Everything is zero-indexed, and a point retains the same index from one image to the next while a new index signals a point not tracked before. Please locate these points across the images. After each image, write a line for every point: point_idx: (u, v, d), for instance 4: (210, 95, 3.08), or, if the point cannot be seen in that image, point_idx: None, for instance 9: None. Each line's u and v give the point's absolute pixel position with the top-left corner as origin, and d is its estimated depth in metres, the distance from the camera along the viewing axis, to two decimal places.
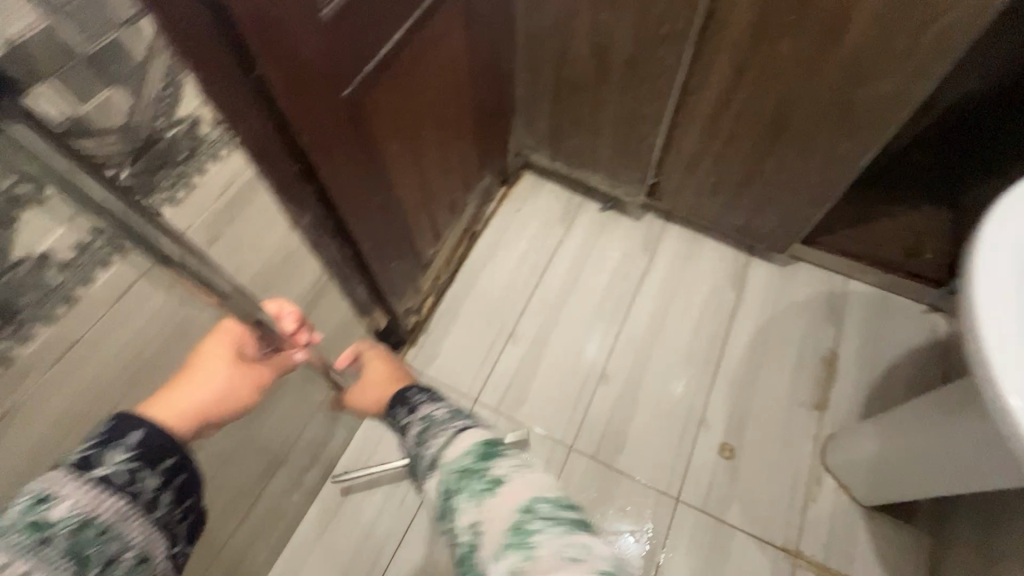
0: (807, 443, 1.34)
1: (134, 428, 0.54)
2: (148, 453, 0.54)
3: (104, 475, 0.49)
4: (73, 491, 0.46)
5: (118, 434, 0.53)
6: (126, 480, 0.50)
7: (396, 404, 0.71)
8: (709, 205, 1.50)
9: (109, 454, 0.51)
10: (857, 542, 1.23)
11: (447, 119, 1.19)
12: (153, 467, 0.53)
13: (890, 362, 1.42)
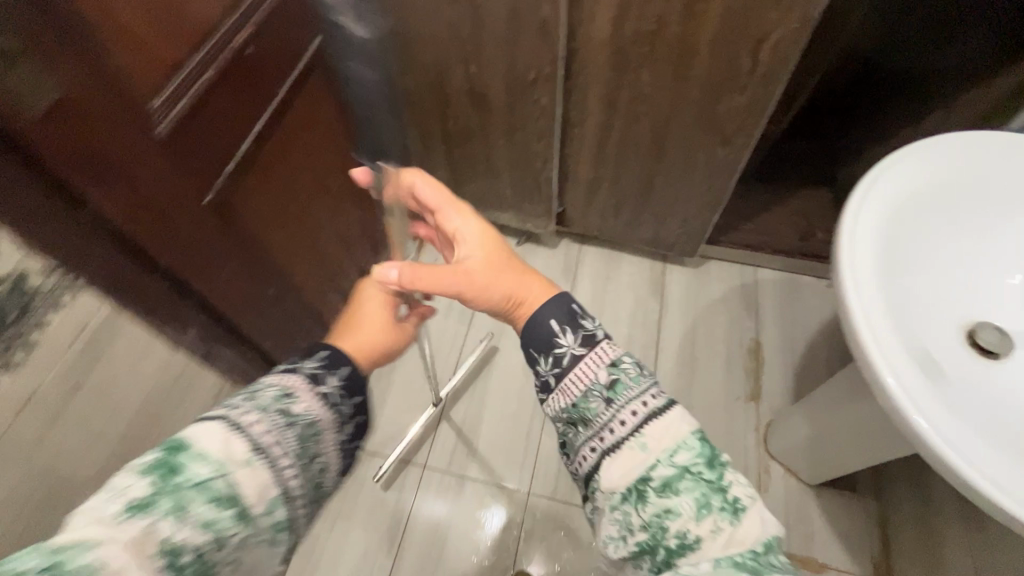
0: (750, 435, 1.38)
1: (342, 364, 0.64)
2: (349, 387, 0.63)
3: (317, 389, 0.59)
4: (296, 395, 0.57)
5: (332, 365, 0.63)
6: (334, 400, 0.60)
7: (553, 331, 0.61)
8: (616, 224, 1.54)
9: (326, 373, 0.61)
10: (813, 523, 1.26)
11: (335, 192, 1.16)
12: (348, 397, 0.62)
13: (808, 341, 1.50)
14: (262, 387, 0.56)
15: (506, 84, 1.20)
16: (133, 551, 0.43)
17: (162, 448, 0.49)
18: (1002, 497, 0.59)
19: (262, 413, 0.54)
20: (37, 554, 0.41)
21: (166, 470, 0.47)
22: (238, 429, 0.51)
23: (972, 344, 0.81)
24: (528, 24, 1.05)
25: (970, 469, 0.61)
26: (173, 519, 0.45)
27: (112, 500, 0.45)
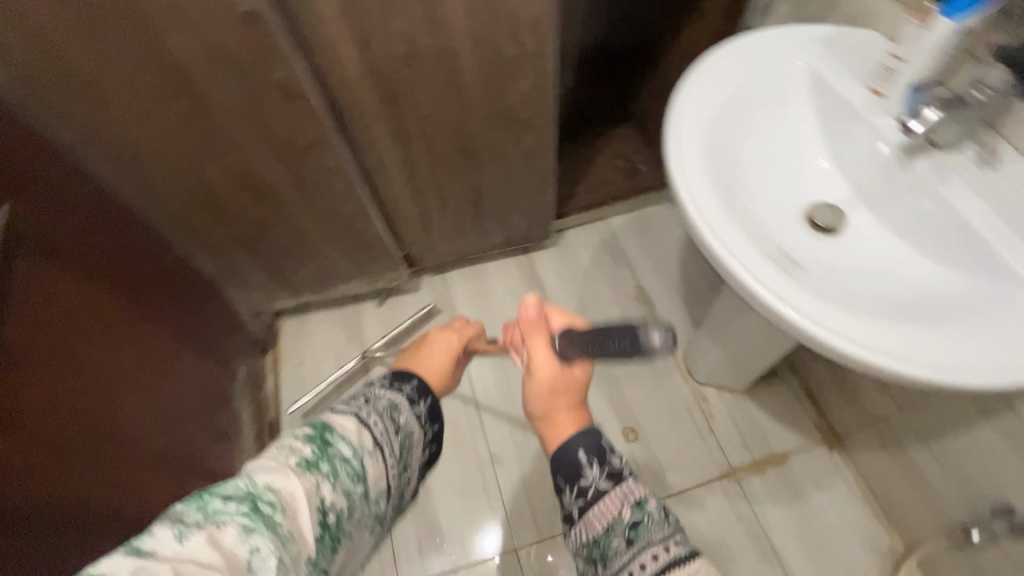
0: (675, 373, 1.40)
1: (426, 387, 0.75)
2: (431, 408, 0.74)
3: (410, 409, 0.70)
4: (399, 407, 0.69)
5: (418, 394, 0.73)
6: (420, 421, 0.71)
7: (581, 461, 0.61)
8: (466, 242, 1.46)
9: (418, 398, 0.73)
10: (761, 422, 1.31)
11: (135, 373, 0.92)
12: (432, 419, 0.74)
13: (680, 263, 1.55)
14: (374, 396, 0.69)
15: (278, 162, 1.03)
16: (306, 496, 0.53)
17: (316, 426, 0.61)
18: (912, 367, 0.60)
19: (379, 416, 0.66)
20: (242, 487, 0.51)
21: (325, 442, 0.59)
22: (365, 425, 0.64)
23: (806, 222, 0.85)
24: (266, 91, 0.89)
25: (880, 354, 0.61)
26: (332, 479, 0.57)
27: (289, 455, 0.56)
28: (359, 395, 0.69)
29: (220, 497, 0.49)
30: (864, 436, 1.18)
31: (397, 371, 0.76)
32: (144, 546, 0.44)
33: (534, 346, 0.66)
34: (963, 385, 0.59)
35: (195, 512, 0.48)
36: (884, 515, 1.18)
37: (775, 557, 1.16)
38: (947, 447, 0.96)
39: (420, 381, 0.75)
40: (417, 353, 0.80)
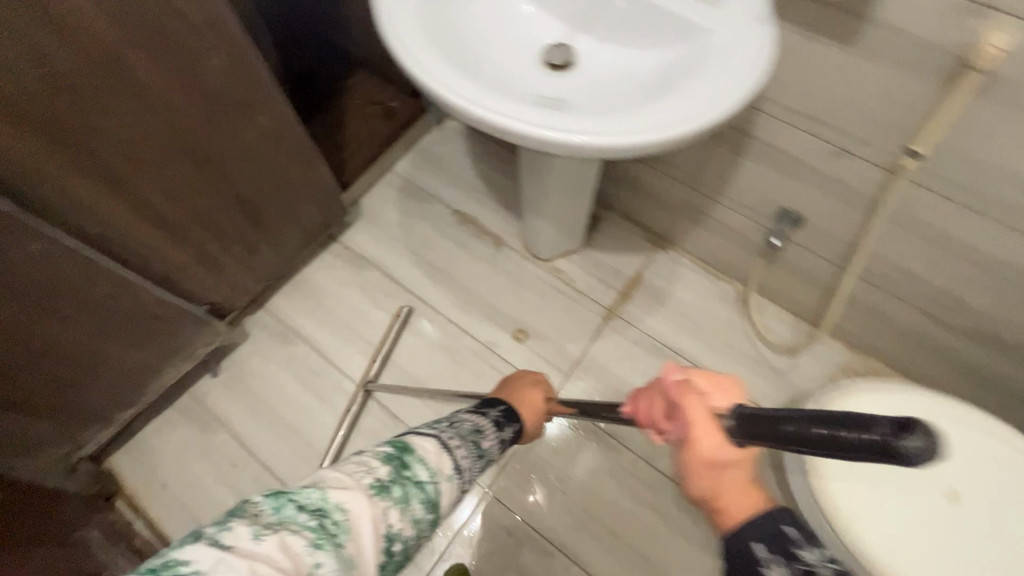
0: (526, 262, 1.48)
1: (503, 405, 0.90)
2: (511, 422, 0.88)
3: (492, 433, 0.81)
4: (481, 432, 0.79)
5: (501, 416, 0.87)
6: (495, 440, 0.81)
7: (761, 558, 0.51)
8: (268, 259, 1.32)
9: (502, 424, 0.85)
10: (608, 260, 1.47)
11: None
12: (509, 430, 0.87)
13: (477, 170, 1.59)
14: (461, 421, 0.79)
15: None
16: (374, 520, 0.55)
17: (400, 446, 0.66)
18: (677, 129, 0.69)
19: (460, 441, 0.73)
20: (317, 498, 0.53)
21: (402, 465, 0.63)
22: (447, 449, 0.70)
23: (545, 69, 0.91)
24: None
25: (651, 132, 0.69)
26: (403, 503, 0.60)
27: (366, 474, 0.59)
28: (445, 422, 0.78)
29: (296, 501, 0.52)
30: (679, 225, 1.39)
31: (483, 403, 0.89)
32: (223, 540, 0.47)
33: (690, 423, 0.49)
34: (715, 120, 0.70)
35: (271, 512, 0.51)
36: (719, 274, 1.42)
37: (670, 353, 1.35)
38: (728, 192, 1.18)
39: (507, 408, 0.90)
40: (512, 387, 1.00)
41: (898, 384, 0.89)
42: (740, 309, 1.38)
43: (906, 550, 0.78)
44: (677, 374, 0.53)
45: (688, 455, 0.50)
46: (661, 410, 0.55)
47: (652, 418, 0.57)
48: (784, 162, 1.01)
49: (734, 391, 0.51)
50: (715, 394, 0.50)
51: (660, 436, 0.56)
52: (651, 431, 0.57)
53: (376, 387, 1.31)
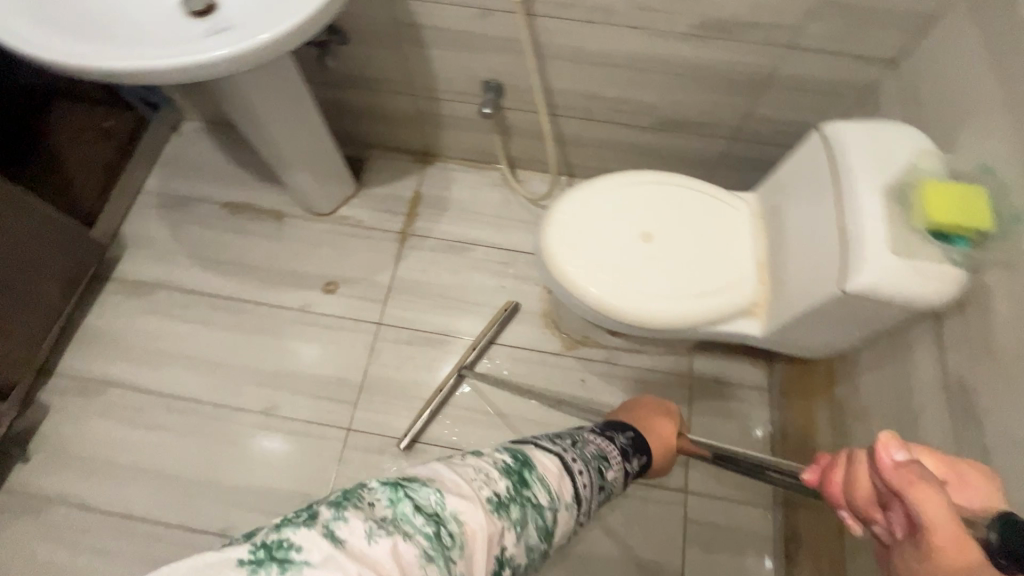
0: (311, 222, 1.51)
1: (629, 429, 0.87)
2: (639, 446, 0.85)
3: (616, 462, 0.78)
4: (605, 461, 0.77)
5: (626, 439, 0.84)
6: (620, 468, 0.79)
7: None
8: (29, 320, 1.22)
9: (628, 453, 0.82)
10: (386, 189, 1.55)
11: None
12: (639, 453, 0.85)
13: (230, 158, 1.58)
14: (581, 441, 0.77)
15: None
16: (490, 538, 0.54)
17: (520, 459, 0.65)
18: (291, 23, 0.82)
19: (584, 465, 0.72)
20: (434, 502, 0.52)
21: (522, 482, 0.62)
22: (568, 472, 0.68)
23: (190, 15, 0.93)
24: None
25: (271, 32, 0.81)
26: (520, 526, 0.59)
27: (484, 485, 0.58)
28: (570, 439, 0.76)
29: (414, 499, 0.51)
30: (427, 136, 1.51)
31: (608, 426, 0.87)
32: (337, 533, 0.45)
33: (925, 527, 0.38)
34: (320, 9, 0.84)
35: (392, 505, 0.50)
36: (482, 165, 1.58)
37: (466, 246, 1.49)
38: (438, 85, 1.31)
39: (636, 437, 0.86)
40: (638, 409, 0.96)
41: (583, 181, 1.06)
42: (509, 187, 1.55)
43: (649, 289, 0.96)
44: (899, 453, 0.43)
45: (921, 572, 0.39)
46: (866, 492, 0.46)
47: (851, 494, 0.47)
48: (453, 38, 1.16)
49: (987, 494, 0.44)
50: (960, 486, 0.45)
51: (873, 528, 0.45)
52: (851, 516, 0.49)
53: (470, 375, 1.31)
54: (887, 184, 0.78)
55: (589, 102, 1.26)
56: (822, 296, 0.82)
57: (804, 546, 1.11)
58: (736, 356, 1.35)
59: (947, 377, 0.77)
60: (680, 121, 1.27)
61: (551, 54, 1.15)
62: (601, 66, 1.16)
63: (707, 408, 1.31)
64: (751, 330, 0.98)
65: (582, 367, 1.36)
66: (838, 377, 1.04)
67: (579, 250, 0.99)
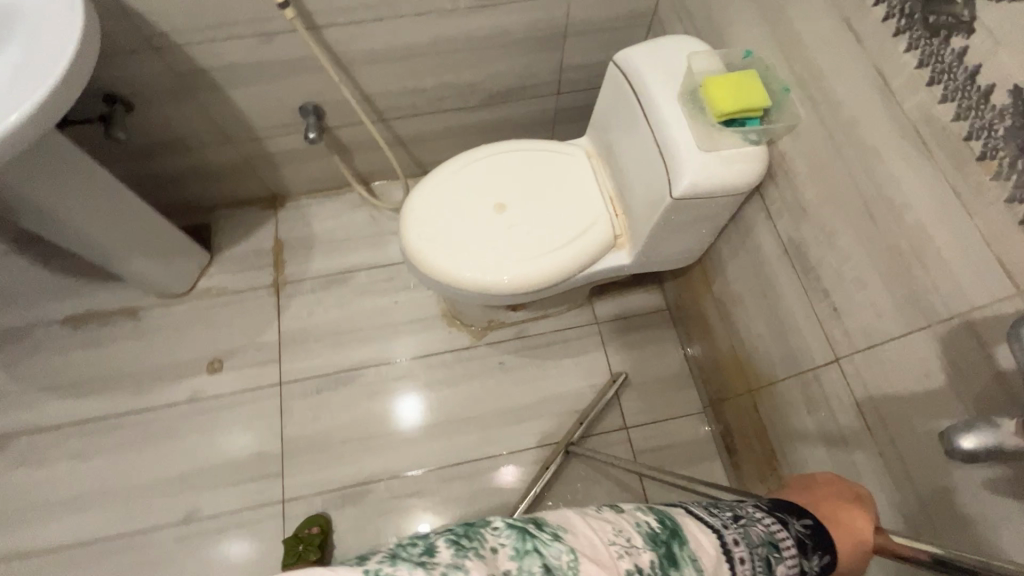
0: (170, 307, 1.38)
1: (806, 513, 0.61)
2: (825, 540, 0.59)
3: (795, 553, 0.56)
4: (777, 551, 0.55)
5: (797, 514, 0.60)
6: (799, 547, 0.57)
7: None
8: None
9: (810, 547, 0.57)
10: (241, 246, 1.45)
11: None
12: (828, 549, 0.58)
13: (50, 271, 1.40)
14: (746, 520, 0.56)
15: None
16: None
17: (666, 525, 0.53)
18: (35, 98, 0.73)
19: (750, 555, 0.53)
20: (565, 562, 0.46)
21: (670, 561, 0.50)
22: (729, 558, 0.52)
23: None
24: None
25: (15, 114, 0.72)
26: None
27: (623, 557, 0.48)
28: (730, 511, 0.57)
29: (544, 558, 0.46)
30: (266, 179, 1.43)
31: (777, 502, 0.62)
32: None
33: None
34: (67, 74, 0.75)
35: (519, 559, 0.46)
36: (334, 190, 1.52)
37: (345, 274, 1.44)
38: (253, 125, 1.24)
39: (816, 526, 0.60)
40: (811, 487, 0.68)
41: (427, 174, 1.06)
42: (370, 203, 1.51)
43: (526, 255, 0.98)
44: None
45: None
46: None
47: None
48: (246, 72, 1.10)
49: None
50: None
51: None
52: None
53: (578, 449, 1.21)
54: (681, 90, 0.84)
55: (411, 97, 1.25)
56: (660, 207, 0.87)
57: (735, 434, 1.16)
58: (630, 289, 1.41)
59: (782, 241, 0.85)
60: (504, 90, 1.30)
61: (353, 61, 1.12)
62: (406, 59, 1.15)
63: (621, 345, 1.36)
64: (621, 260, 1.02)
65: (498, 350, 1.36)
66: (711, 274, 1.12)
67: (439, 241, 0.99)
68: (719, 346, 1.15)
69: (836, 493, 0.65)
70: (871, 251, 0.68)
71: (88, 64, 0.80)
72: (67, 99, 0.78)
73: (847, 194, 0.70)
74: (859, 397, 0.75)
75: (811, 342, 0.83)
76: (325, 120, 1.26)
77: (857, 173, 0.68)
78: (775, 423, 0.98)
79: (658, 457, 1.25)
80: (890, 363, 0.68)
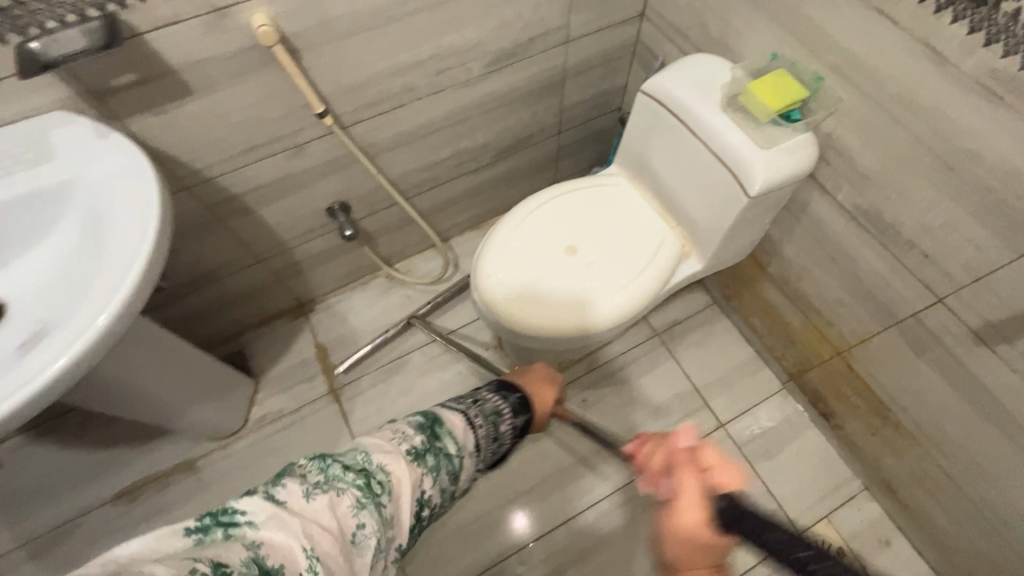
0: (230, 448, 1.29)
1: (517, 389, 0.95)
2: (527, 402, 0.94)
3: (512, 414, 0.90)
4: (500, 416, 0.87)
5: (509, 389, 0.94)
6: (509, 425, 0.88)
7: None
8: None
9: (517, 406, 0.92)
10: (285, 365, 1.39)
11: None
12: (524, 397, 0.94)
13: (88, 450, 1.28)
14: (482, 405, 0.87)
15: None
16: (411, 482, 0.66)
17: (428, 419, 0.76)
18: (119, 293, 0.65)
19: (484, 420, 0.84)
20: (358, 463, 0.63)
21: (433, 434, 0.74)
22: (471, 425, 0.81)
23: None
24: None
25: (102, 315, 0.64)
26: (435, 472, 0.71)
27: (404, 441, 0.70)
28: (471, 399, 0.88)
29: (340, 462, 0.62)
30: (294, 288, 1.39)
31: (504, 384, 0.95)
32: (281, 496, 0.55)
33: (675, 493, 0.54)
34: (147, 259, 0.67)
35: (323, 470, 0.60)
36: (361, 282, 1.50)
37: (400, 359, 1.40)
38: (282, 238, 1.21)
39: (523, 399, 0.94)
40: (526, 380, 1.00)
41: (486, 236, 1.07)
42: (399, 283, 1.50)
43: (606, 287, 1.00)
44: (687, 439, 0.58)
45: (675, 516, 0.53)
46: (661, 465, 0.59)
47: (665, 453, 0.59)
48: (276, 188, 1.08)
49: None
50: (716, 468, 0.53)
51: None
52: None
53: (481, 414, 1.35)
54: (723, 100, 0.91)
55: (430, 171, 1.27)
56: (734, 208, 0.92)
57: (831, 399, 1.20)
58: (674, 296, 1.46)
59: (848, 209, 0.92)
60: (513, 143, 1.35)
61: (377, 151, 1.13)
62: (426, 137, 1.17)
63: (686, 349, 1.40)
64: (695, 267, 1.06)
65: (575, 389, 1.36)
66: (765, 259, 1.18)
67: (526, 295, 0.99)
68: (790, 322, 1.21)
69: (547, 374, 1.02)
70: (958, 196, 0.75)
71: (166, 242, 0.71)
72: (150, 284, 0.69)
73: (916, 154, 0.77)
74: (977, 328, 0.81)
75: (905, 292, 0.90)
76: (352, 215, 1.26)
77: (923, 134, 0.75)
78: (880, 376, 1.04)
79: (762, 444, 1.27)
80: (1007, 289, 0.75)
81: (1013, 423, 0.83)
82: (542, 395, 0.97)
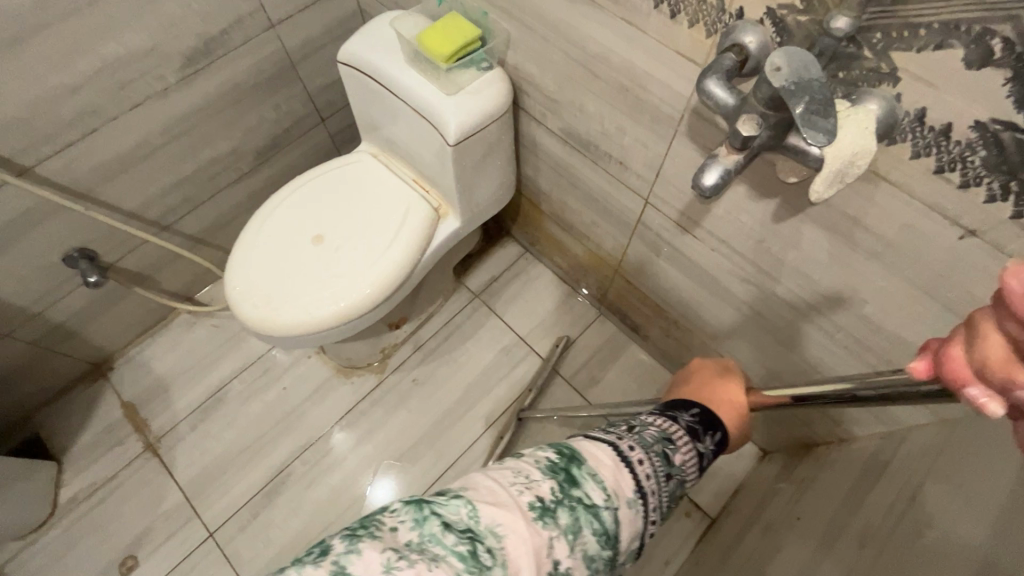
0: (41, 541, 1.17)
1: (688, 409, 0.57)
2: (711, 422, 0.56)
3: (696, 440, 0.53)
4: (671, 442, 0.52)
5: (678, 410, 0.56)
6: (696, 459, 0.53)
7: None
8: None
9: (704, 432, 0.54)
10: (90, 435, 1.27)
11: None
12: (704, 413, 0.56)
13: None
14: (643, 427, 0.53)
15: None
16: (535, 553, 0.43)
17: (564, 453, 0.49)
18: None
19: (646, 452, 0.50)
20: (466, 516, 0.44)
21: (570, 478, 0.47)
22: (627, 461, 0.49)
23: None
24: None
25: None
26: (573, 533, 0.45)
27: (525, 488, 0.46)
28: (624, 424, 0.55)
29: (440, 515, 0.43)
30: (74, 352, 1.26)
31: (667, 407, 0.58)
32: (350, 569, 0.39)
33: None
34: None
35: (418, 528, 0.43)
36: (160, 325, 1.39)
37: (218, 393, 1.32)
38: (20, 304, 1.08)
39: (706, 413, 0.57)
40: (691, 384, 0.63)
41: (234, 247, 1.01)
42: (203, 315, 1.41)
43: (361, 266, 0.97)
44: None
45: None
46: (998, 354, 0.30)
47: (976, 363, 0.32)
48: None
49: None
50: None
51: None
52: None
53: (332, 424, 1.29)
54: (408, 57, 0.90)
55: (179, 192, 1.18)
56: (448, 160, 0.92)
57: (631, 313, 1.26)
58: (485, 254, 1.47)
59: (560, 134, 0.94)
60: (270, 142, 1.27)
61: (91, 185, 1.03)
62: (149, 158, 1.08)
63: (506, 302, 1.41)
64: (454, 226, 1.06)
65: (405, 371, 1.35)
66: (535, 198, 1.21)
67: (278, 298, 0.95)
68: (576, 251, 1.25)
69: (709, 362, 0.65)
70: (612, 102, 0.78)
71: None
72: None
73: (572, 69, 0.80)
74: (676, 218, 0.86)
75: (623, 200, 0.94)
76: (100, 259, 1.15)
77: (566, 48, 0.77)
78: (646, 282, 1.09)
79: (588, 371, 1.33)
80: (676, 176, 0.79)
81: (729, 294, 0.90)
82: (728, 386, 0.61)
